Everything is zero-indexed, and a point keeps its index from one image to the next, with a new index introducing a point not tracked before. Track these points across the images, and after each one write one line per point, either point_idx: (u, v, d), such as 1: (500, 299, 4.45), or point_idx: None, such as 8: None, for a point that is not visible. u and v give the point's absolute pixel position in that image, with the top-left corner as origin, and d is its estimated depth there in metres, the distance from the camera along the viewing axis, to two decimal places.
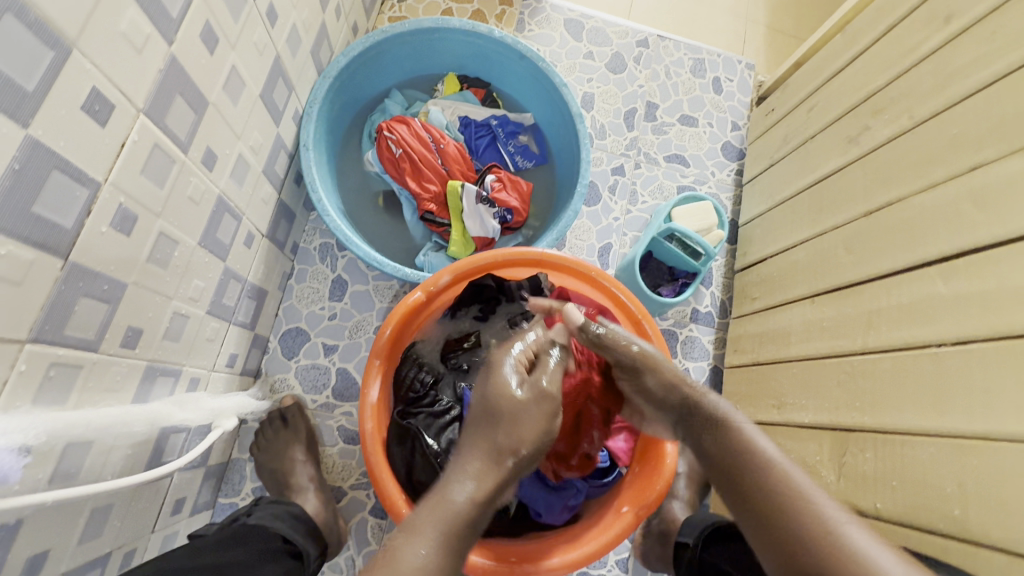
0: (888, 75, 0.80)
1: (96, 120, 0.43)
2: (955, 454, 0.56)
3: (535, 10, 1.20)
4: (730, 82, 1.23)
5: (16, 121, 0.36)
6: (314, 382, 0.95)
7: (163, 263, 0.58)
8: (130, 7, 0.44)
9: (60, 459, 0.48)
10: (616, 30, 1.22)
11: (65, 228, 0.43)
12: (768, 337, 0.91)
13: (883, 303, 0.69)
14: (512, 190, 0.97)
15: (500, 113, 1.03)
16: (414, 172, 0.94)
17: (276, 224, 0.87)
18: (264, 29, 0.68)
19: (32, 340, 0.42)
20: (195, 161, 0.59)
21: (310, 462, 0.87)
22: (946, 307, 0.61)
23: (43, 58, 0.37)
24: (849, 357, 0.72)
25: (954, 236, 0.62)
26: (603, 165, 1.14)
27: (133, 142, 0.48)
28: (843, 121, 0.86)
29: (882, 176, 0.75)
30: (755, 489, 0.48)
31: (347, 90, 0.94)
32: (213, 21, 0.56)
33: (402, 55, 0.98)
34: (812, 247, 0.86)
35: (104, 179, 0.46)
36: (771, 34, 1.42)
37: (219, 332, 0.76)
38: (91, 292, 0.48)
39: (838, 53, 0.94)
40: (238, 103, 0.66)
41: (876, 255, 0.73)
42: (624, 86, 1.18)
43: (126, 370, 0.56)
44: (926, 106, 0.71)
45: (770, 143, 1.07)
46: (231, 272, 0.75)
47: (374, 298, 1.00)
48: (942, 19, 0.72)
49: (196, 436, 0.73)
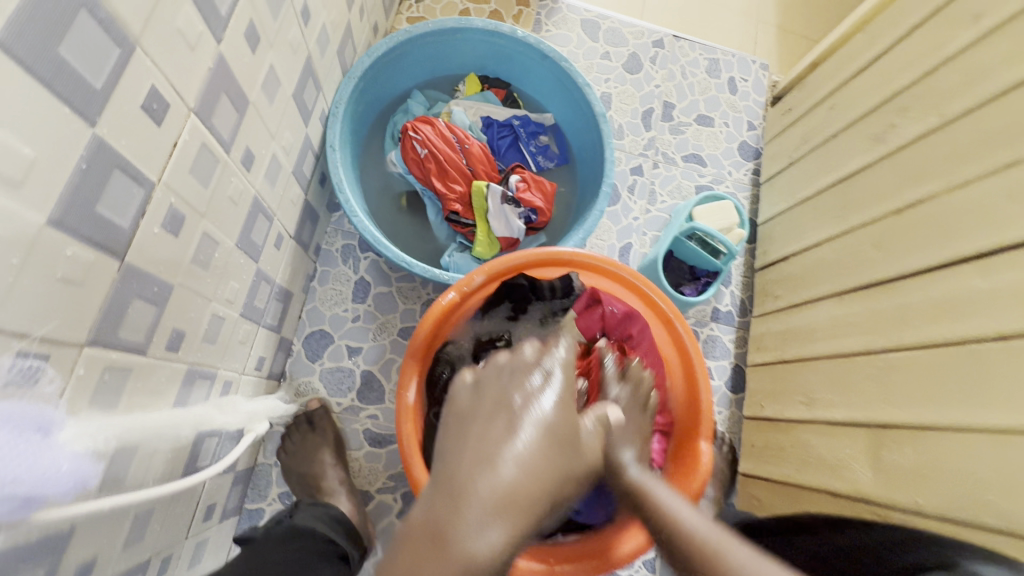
0: (914, 73, 0.80)
1: (153, 118, 0.43)
2: (999, 448, 0.56)
3: (552, 11, 1.20)
4: (745, 82, 1.24)
5: (85, 119, 0.36)
6: (338, 385, 0.94)
7: (204, 264, 0.57)
8: (186, 4, 0.43)
9: (110, 465, 0.47)
10: (631, 31, 1.22)
11: (123, 228, 0.42)
12: (794, 335, 0.91)
13: (916, 299, 0.70)
14: (537, 190, 0.96)
15: (521, 113, 1.03)
16: (439, 172, 0.93)
17: (302, 225, 0.86)
18: (298, 28, 0.67)
19: (90, 343, 0.42)
20: (235, 161, 0.58)
21: (339, 465, 0.87)
22: (984, 302, 0.62)
23: (110, 55, 0.37)
24: (882, 353, 0.73)
25: (989, 232, 0.63)
26: (622, 165, 1.14)
27: (183, 141, 0.47)
28: (868, 119, 0.87)
29: (911, 173, 0.76)
30: (703, 563, 0.41)
31: (370, 91, 0.93)
32: (256, 19, 0.56)
33: (424, 55, 0.97)
34: (838, 245, 0.86)
35: (158, 179, 0.45)
36: (782, 34, 1.44)
37: (250, 335, 0.75)
38: (142, 294, 0.47)
39: (859, 53, 0.94)
40: (274, 103, 0.65)
41: (907, 251, 0.73)
42: (640, 86, 1.19)
43: (170, 373, 0.55)
44: (955, 104, 0.72)
45: (789, 142, 1.08)
46: (262, 273, 0.74)
47: (397, 299, 0.99)
48: (969, 18, 0.73)
49: (228, 440, 0.72)
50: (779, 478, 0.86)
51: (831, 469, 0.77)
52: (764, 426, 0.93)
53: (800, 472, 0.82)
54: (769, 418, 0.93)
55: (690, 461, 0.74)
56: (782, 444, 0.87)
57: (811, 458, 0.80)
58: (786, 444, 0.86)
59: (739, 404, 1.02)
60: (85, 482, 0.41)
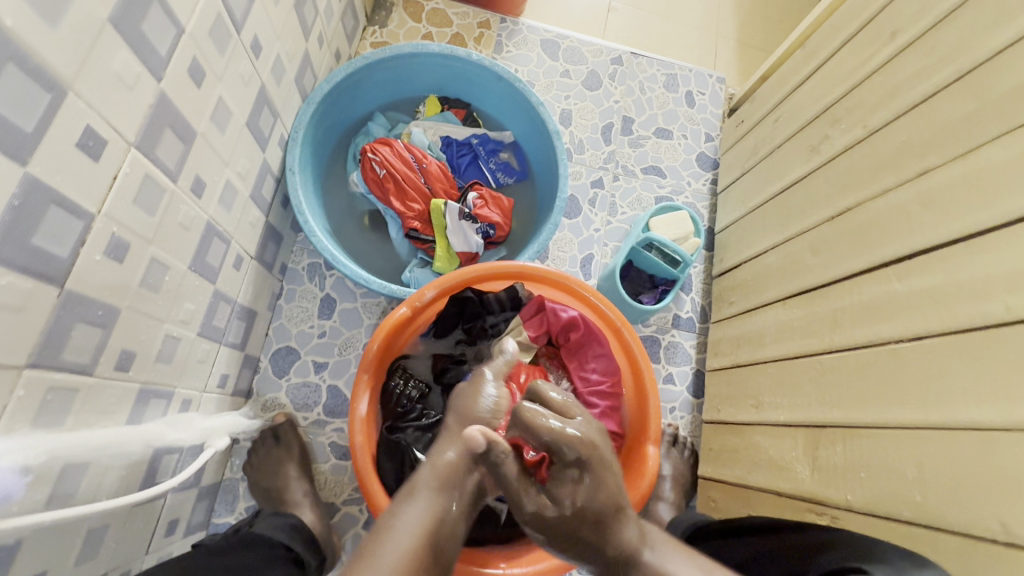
0: (844, 86, 0.84)
1: (90, 155, 0.46)
2: (915, 444, 0.59)
3: (512, 32, 1.24)
4: (701, 96, 1.28)
5: (17, 160, 0.39)
6: (304, 400, 0.97)
7: (154, 287, 0.60)
8: (122, 49, 0.47)
9: (57, 481, 0.50)
10: (590, 49, 1.26)
11: (62, 257, 0.45)
12: (745, 339, 0.94)
13: (847, 302, 0.73)
14: (494, 207, 1.00)
15: (480, 132, 1.07)
16: (398, 192, 0.97)
17: (264, 245, 0.89)
18: (249, 60, 0.71)
19: (30, 365, 0.44)
20: (184, 189, 0.62)
21: (303, 478, 0.89)
22: (902, 304, 0.64)
23: (40, 100, 0.40)
24: (819, 355, 0.75)
25: (906, 238, 0.66)
26: (583, 178, 1.17)
27: (125, 173, 0.51)
28: (806, 130, 0.91)
29: (842, 182, 0.79)
30: None
31: (330, 115, 0.97)
32: (200, 56, 0.59)
33: (384, 79, 1.01)
34: (783, 251, 0.89)
35: (98, 210, 0.48)
36: (741, 49, 1.48)
37: (211, 353, 0.78)
38: (86, 317, 0.50)
39: (799, 67, 0.98)
40: (226, 132, 0.69)
41: (840, 257, 0.76)
42: (600, 102, 1.23)
43: (121, 393, 0.58)
44: (878, 116, 0.76)
45: (741, 153, 1.12)
46: (221, 293, 0.77)
47: (362, 315, 1.02)
48: (888, 35, 0.77)
49: (189, 456, 0.74)
50: (734, 480, 0.88)
51: (777, 469, 0.79)
52: (721, 429, 0.95)
53: (751, 473, 0.84)
54: (724, 421, 0.95)
55: (633, 468, 0.77)
56: (736, 447, 0.89)
57: (760, 459, 0.83)
58: (739, 446, 0.88)
59: (700, 409, 1.04)
60: (13, 491, 0.44)
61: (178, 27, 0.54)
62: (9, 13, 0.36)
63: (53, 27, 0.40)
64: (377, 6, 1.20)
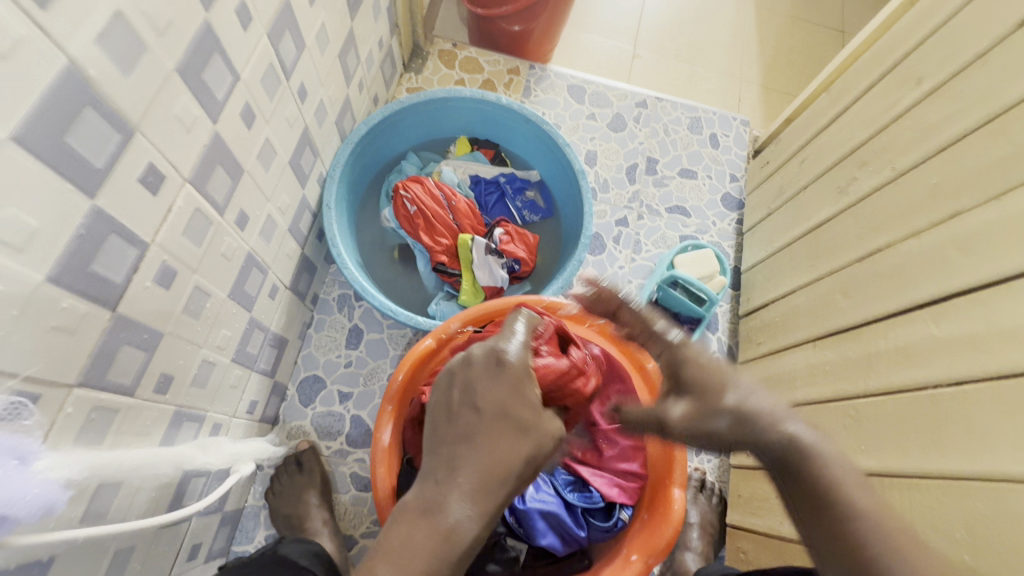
0: (870, 129, 0.85)
1: (149, 190, 0.50)
2: (961, 498, 0.56)
3: (541, 78, 1.30)
4: (726, 138, 1.30)
5: (86, 194, 0.43)
6: (328, 429, 0.98)
7: (195, 314, 0.63)
8: (184, 95, 0.52)
9: (92, 499, 0.52)
10: (616, 93, 1.30)
11: (115, 283, 0.49)
12: (774, 381, 0.92)
13: (880, 346, 0.71)
14: (520, 242, 1.02)
15: (508, 171, 1.10)
16: (427, 227, 1.01)
17: (298, 276, 0.93)
18: (295, 105, 0.76)
19: (78, 385, 0.47)
20: (229, 222, 0.65)
21: (321, 510, 0.89)
22: (940, 348, 0.62)
23: (111, 140, 0.44)
24: (853, 401, 0.73)
25: (940, 280, 0.65)
26: (607, 217, 1.19)
27: (178, 207, 0.55)
28: (833, 171, 0.91)
29: (871, 223, 0.78)
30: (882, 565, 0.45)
31: (367, 154, 1.02)
32: (252, 102, 0.64)
33: (417, 121, 1.07)
34: (812, 291, 0.88)
35: (151, 241, 0.52)
36: (766, 92, 1.51)
37: (242, 379, 0.80)
38: (132, 341, 0.53)
39: (824, 110, 1.00)
40: (270, 170, 0.74)
41: (871, 299, 0.75)
42: (625, 143, 1.26)
43: (157, 415, 0.60)
44: (907, 158, 0.75)
45: (767, 192, 1.12)
46: (256, 321, 0.80)
47: (387, 346, 1.04)
48: (914, 81, 0.78)
49: (215, 481, 0.76)
50: (765, 530, 0.83)
51: None
52: (749, 474, 0.92)
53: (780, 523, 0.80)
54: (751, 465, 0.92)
55: (659, 511, 0.75)
56: (765, 495, 0.86)
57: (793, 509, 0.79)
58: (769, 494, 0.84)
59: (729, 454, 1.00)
60: (54, 504, 0.43)
61: (234, 75, 0.59)
62: (91, 65, 0.40)
63: (127, 74, 0.44)
64: (414, 55, 1.27)
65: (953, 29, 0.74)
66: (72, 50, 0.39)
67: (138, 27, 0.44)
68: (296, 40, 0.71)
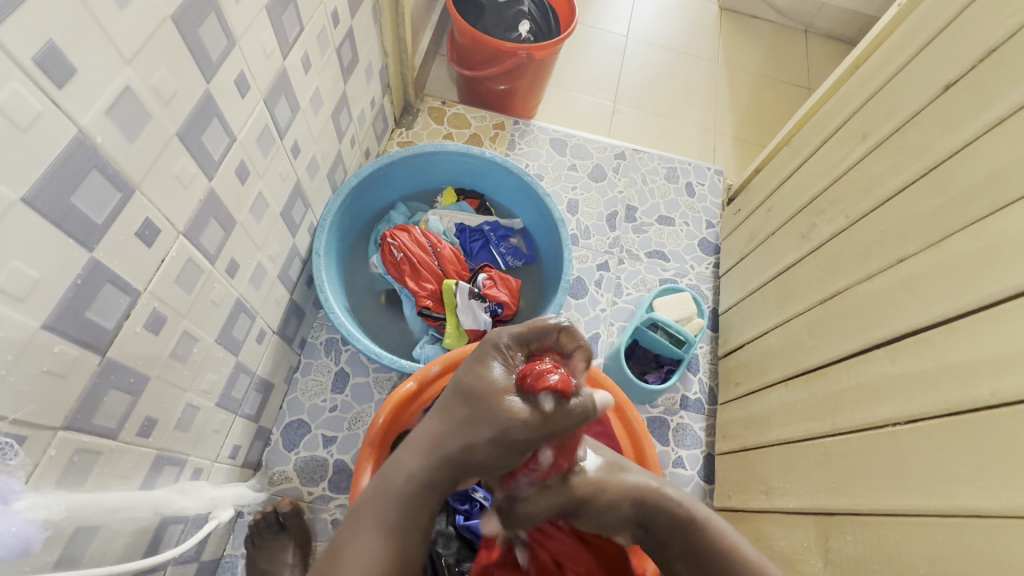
0: (827, 179, 0.91)
1: (144, 242, 0.54)
2: (923, 534, 0.57)
3: (524, 132, 1.38)
4: (701, 186, 1.37)
5: (85, 246, 0.46)
6: (311, 474, 0.97)
7: (183, 358, 0.65)
8: (183, 156, 0.56)
9: (68, 543, 0.53)
10: (596, 146, 1.38)
11: (107, 328, 0.51)
12: (752, 421, 0.93)
13: (845, 385, 0.73)
14: (502, 287, 1.06)
15: (492, 220, 1.16)
16: (413, 273, 1.05)
17: (286, 320, 0.96)
18: (288, 161, 0.82)
19: (64, 428, 0.49)
20: (219, 270, 0.69)
21: (297, 566, 0.88)
22: (896, 386, 0.65)
23: (112, 198, 0.48)
24: (823, 439, 0.75)
25: (892, 321, 0.69)
26: (589, 262, 1.23)
27: (171, 257, 0.58)
28: (796, 219, 0.97)
29: (831, 267, 0.83)
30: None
31: (357, 204, 1.08)
32: (247, 160, 0.69)
33: (406, 173, 1.13)
34: (782, 332, 0.92)
35: (144, 289, 0.55)
36: (738, 144, 1.60)
37: (226, 424, 0.81)
38: (119, 385, 0.55)
39: (786, 162, 1.07)
40: (262, 221, 0.78)
41: (835, 339, 0.78)
42: (605, 192, 1.32)
43: (138, 458, 0.61)
44: (858, 207, 0.81)
45: (739, 238, 1.17)
46: (242, 365, 0.82)
47: (373, 389, 1.05)
48: (860, 137, 0.85)
49: (193, 527, 0.76)
50: None
51: (791, 562, 0.76)
52: (732, 517, 0.92)
53: None
54: (736, 508, 0.92)
55: None
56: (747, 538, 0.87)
57: (773, 552, 0.80)
58: (750, 537, 0.86)
59: (712, 496, 1.01)
60: (32, 543, 0.45)
61: (231, 136, 0.64)
62: (100, 133, 0.45)
63: (132, 141, 0.49)
64: (405, 111, 1.36)
65: (891, 92, 0.81)
66: (83, 121, 0.43)
67: (144, 99, 0.49)
68: (291, 104, 0.77)
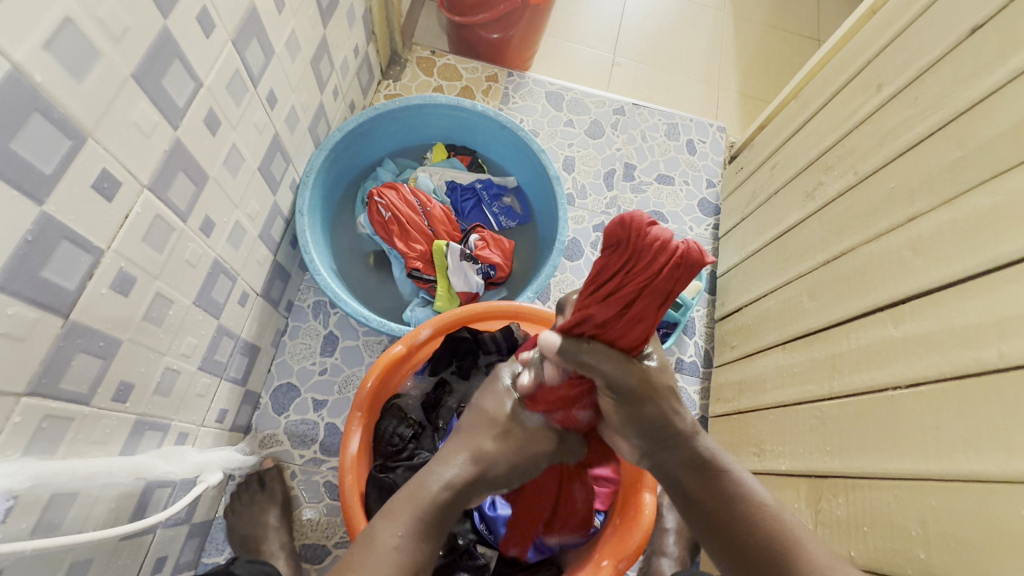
0: (835, 135, 0.86)
1: (104, 196, 0.49)
2: (916, 496, 0.56)
3: (518, 85, 1.31)
4: (703, 143, 1.31)
5: (34, 200, 0.42)
6: (302, 437, 0.97)
7: (157, 321, 0.62)
8: (141, 101, 0.51)
9: (44, 510, 0.51)
10: (594, 100, 1.31)
11: (68, 289, 0.48)
12: (747, 384, 0.92)
13: (844, 348, 0.72)
14: (495, 248, 1.03)
15: (484, 177, 1.11)
16: (402, 233, 1.01)
17: (270, 283, 0.92)
18: (264, 111, 0.76)
19: (28, 394, 0.47)
20: (193, 228, 0.65)
21: (283, 528, 0.88)
22: (898, 350, 0.63)
23: (61, 146, 0.44)
24: (818, 403, 0.74)
25: (900, 281, 0.66)
26: (585, 223, 1.19)
27: (136, 213, 0.54)
28: (802, 176, 0.93)
29: (835, 228, 0.80)
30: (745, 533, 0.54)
31: (342, 160, 1.02)
32: (216, 108, 0.64)
33: (394, 128, 1.07)
34: (781, 295, 0.89)
35: (107, 247, 0.51)
36: (743, 99, 1.54)
37: (210, 388, 0.79)
38: (87, 347, 0.52)
39: (793, 116, 1.01)
40: (237, 176, 0.73)
41: (838, 301, 0.75)
42: (602, 149, 1.27)
43: (116, 423, 0.59)
44: (867, 163, 0.77)
45: (741, 197, 1.13)
46: (224, 329, 0.79)
47: (363, 353, 1.03)
48: (874, 87, 0.80)
49: (181, 491, 0.75)
50: None
51: None
52: None
53: None
54: None
55: (629, 515, 0.76)
56: None
57: None
58: None
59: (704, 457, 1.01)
60: None
61: (197, 81, 0.59)
62: (39, 72, 0.40)
63: (78, 81, 0.44)
64: (392, 62, 1.28)
65: (910, 38, 0.76)
66: (18, 56, 0.39)
67: (89, 33, 0.44)
68: (264, 47, 0.71)
